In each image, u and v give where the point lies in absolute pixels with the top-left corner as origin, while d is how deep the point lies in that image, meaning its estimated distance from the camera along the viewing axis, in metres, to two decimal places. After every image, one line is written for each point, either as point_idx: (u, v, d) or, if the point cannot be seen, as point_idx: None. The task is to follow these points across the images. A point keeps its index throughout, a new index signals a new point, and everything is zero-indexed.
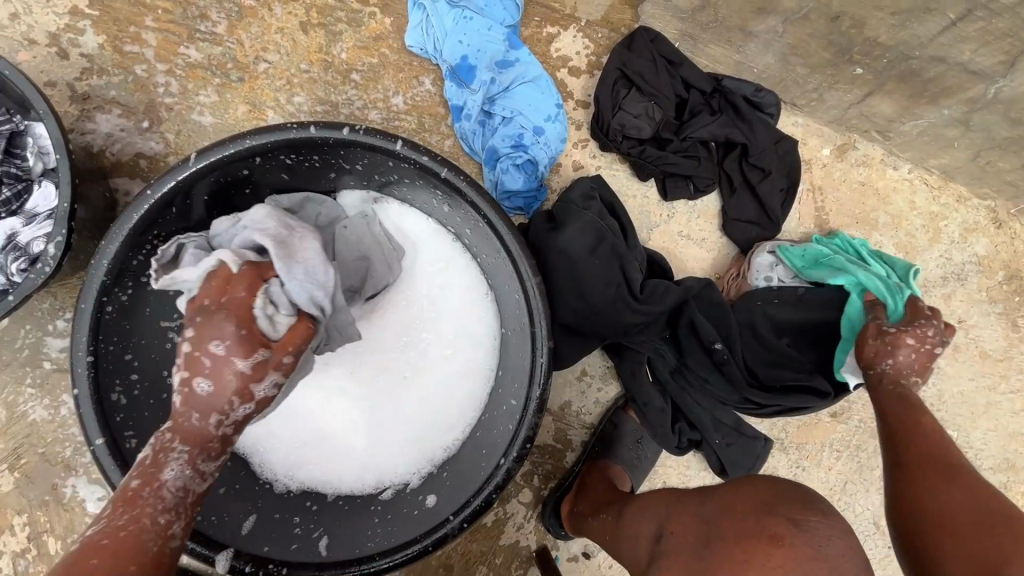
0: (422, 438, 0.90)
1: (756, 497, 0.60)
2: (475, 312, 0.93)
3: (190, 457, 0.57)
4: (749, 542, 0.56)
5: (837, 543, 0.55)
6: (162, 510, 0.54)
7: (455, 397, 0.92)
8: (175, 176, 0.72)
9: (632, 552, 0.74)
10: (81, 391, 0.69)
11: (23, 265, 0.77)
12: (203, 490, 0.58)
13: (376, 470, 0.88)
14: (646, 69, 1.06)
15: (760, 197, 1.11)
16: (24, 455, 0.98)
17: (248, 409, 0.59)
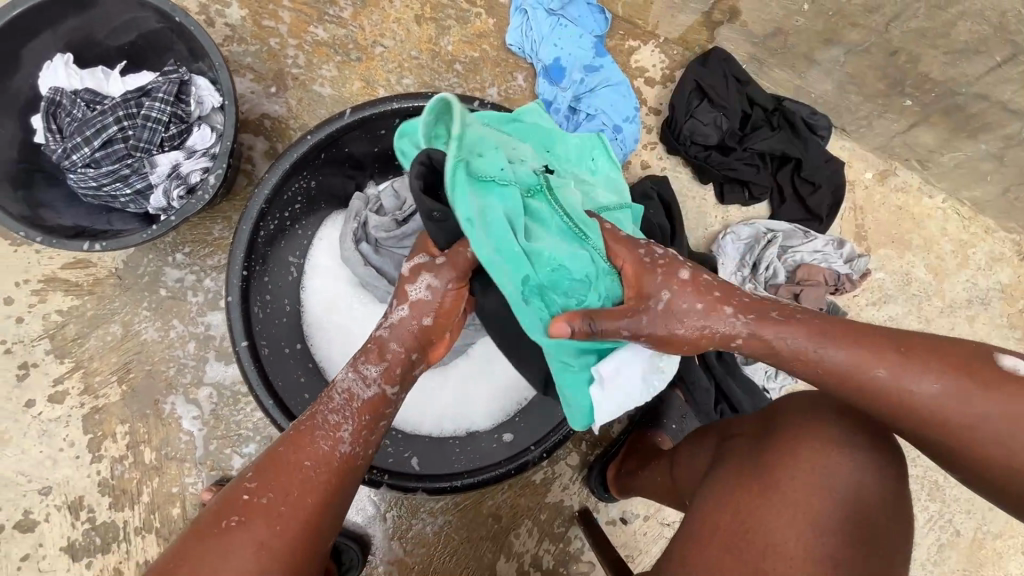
0: (501, 388, 1.00)
1: (803, 398, 0.72)
2: None
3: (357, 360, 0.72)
4: (801, 430, 0.68)
5: (874, 425, 0.67)
6: (332, 411, 0.69)
7: None
8: (331, 126, 0.85)
9: (690, 464, 0.85)
10: (234, 299, 0.80)
11: (182, 192, 0.90)
12: (370, 399, 0.71)
13: (456, 413, 0.99)
14: (718, 84, 1.19)
15: (808, 207, 1.24)
16: (132, 370, 1.08)
17: (398, 313, 0.72)
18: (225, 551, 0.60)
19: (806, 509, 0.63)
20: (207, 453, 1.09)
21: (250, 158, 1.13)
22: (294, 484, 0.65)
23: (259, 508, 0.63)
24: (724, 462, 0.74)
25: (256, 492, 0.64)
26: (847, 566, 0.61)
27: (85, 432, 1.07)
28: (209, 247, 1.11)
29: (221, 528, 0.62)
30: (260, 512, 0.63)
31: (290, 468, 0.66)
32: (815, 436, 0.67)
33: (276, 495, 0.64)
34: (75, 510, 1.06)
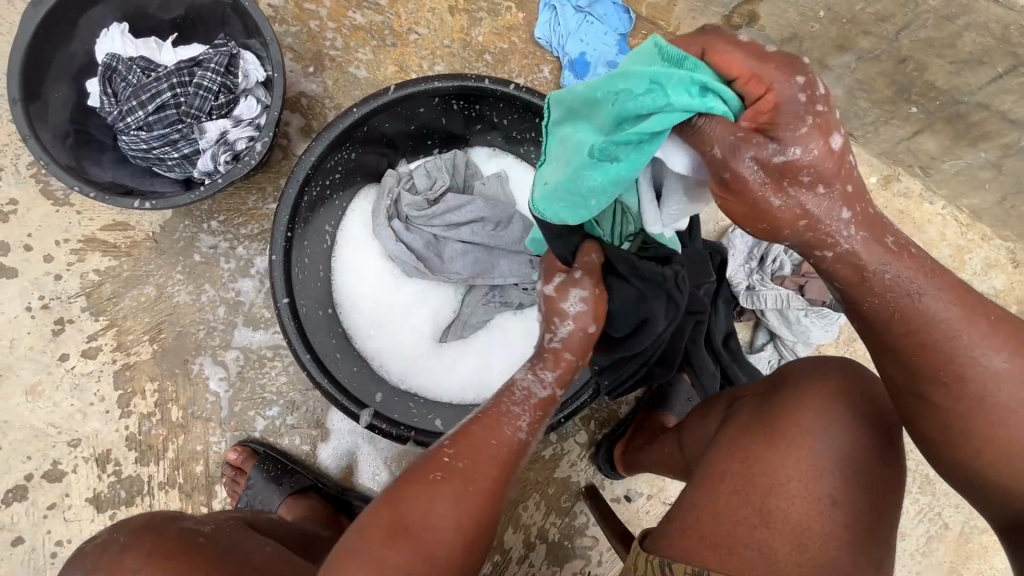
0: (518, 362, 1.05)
1: (808, 362, 0.77)
2: None
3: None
4: (806, 387, 0.73)
5: (871, 385, 0.72)
6: (515, 402, 0.73)
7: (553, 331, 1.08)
8: (376, 101, 0.89)
9: (700, 432, 0.89)
10: (277, 258, 0.84)
11: (228, 158, 0.95)
12: (546, 398, 0.75)
13: (475, 382, 1.03)
14: None
15: None
16: (164, 330, 1.13)
17: (568, 327, 0.75)
18: (426, 510, 0.63)
19: (806, 457, 0.68)
20: (231, 414, 1.13)
21: (286, 133, 1.18)
22: (495, 459, 0.69)
23: (453, 471, 0.66)
24: (734, 420, 0.78)
25: (451, 455, 0.68)
26: (844, 502, 0.67)
27: (115, 388, 1.10)
28: (243, 216, 1.16)
29: (428, 481, 0.65)
30: (453, 473, 0.66)
31: (483, 439, 0.70)
32: (817, 391, 0.72)
33: (473, 463, 0.68)
34: (102, 463, 1.09)
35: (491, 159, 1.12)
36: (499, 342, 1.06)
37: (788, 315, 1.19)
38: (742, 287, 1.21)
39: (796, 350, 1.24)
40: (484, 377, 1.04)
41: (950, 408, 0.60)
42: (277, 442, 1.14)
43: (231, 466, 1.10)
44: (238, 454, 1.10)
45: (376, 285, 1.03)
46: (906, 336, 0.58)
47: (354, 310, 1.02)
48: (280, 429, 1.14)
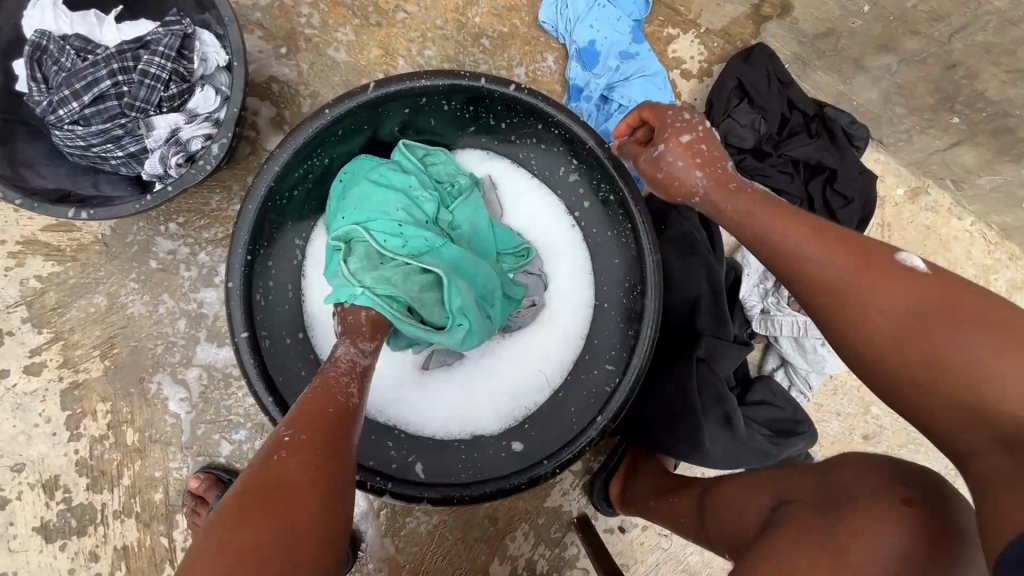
0: (510, 394, 0.96)
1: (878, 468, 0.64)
2: (577, 279, 0.99)
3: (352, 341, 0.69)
4: (875, 506, 0.60)
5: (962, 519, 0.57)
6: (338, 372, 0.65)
7: (549, 359, 0.97)
8: (352, 100, 0.76)
9: (724, 518, 0.78)
10: (234, 286, 0.73)
11: (180, 160, 0.81)
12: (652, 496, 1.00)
13: (464, 419, 0.94)
14: (760, 83, 1.11)
15: (837, 222, 1.18)
16: (117, 344, 1.01)
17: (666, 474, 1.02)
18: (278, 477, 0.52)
19: None
20: (193, 437, 1.03)
21: (254, 124, 1.04)
22: (331, 421, 0.59)
23: (306, 442, 0.56)
24: (781, 530, 0.65)
25: (292, 430, 0.57)
26: None
27: (62, 408, 1.00)
28: (204, 218, 1.03)
29: (282, 451, 0.55)
30: (304, 445, 0.55)
31: (320, 408, 0.60)
32: (891, 519, 0.58)
33: (316, 433, 0.57)
34: (50, 489, 0.99)
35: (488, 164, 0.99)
36: (487, 371, 0.97)
37: (804, 342, 1.10)
38: (755, 309, 1.12)
39: (810, 380, 1.14)
40: (471, 411, 0.94)
41: (870, 352, 0.55)
42: (244, 468, 1.04)
43: (192, 496, 1.00)
44: (200, 482, 1.00)
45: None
46: (830, 311, 0.58)
47: (323, 338, 0.89)
48: (248, 454, 1.04)
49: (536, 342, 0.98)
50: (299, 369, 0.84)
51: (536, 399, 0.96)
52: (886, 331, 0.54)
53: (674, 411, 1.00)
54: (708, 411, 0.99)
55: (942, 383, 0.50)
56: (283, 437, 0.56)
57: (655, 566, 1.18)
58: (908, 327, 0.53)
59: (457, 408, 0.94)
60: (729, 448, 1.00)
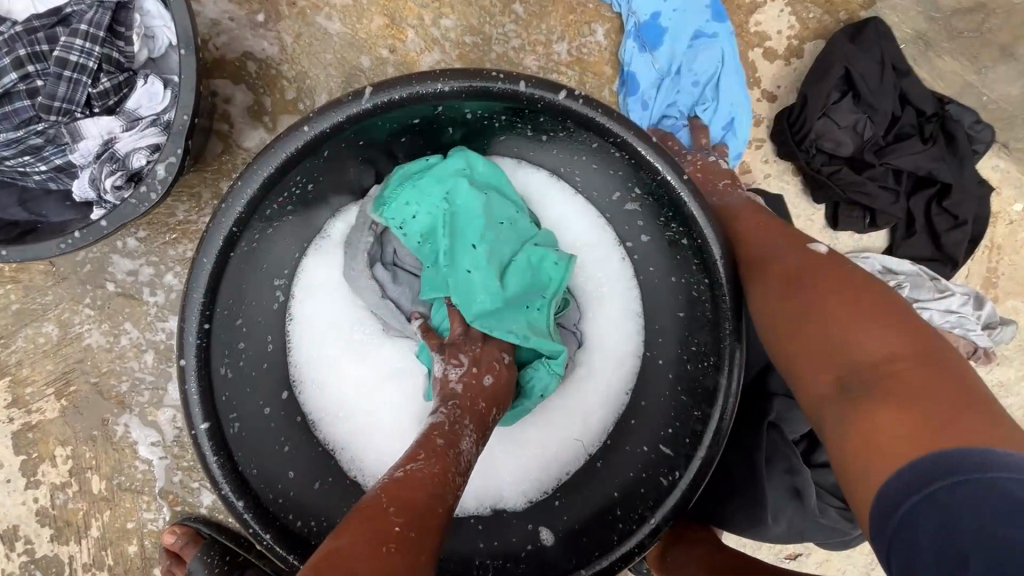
0: (535, 463, 0.79)
1: None
2: (624, 329, 0.80)
3: (478, 442, 0.57)
4: None
5: None
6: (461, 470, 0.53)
7: (587, 425, 0.80)
8: (341, 112, 0.55)
9: None
10: (189, 364, 0.55)
11: (119, 181, 0.62)
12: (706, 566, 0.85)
13: (483, 494, 0.78)
14: (871, 73, 0.87)
15: (941, 246, 0.95)
16: (73, 381, 0.86)
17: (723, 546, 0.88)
18: None
19: None
20: (168, 486, 0.89)
21: (226, 114, 0.83)
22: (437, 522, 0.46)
23: (412, 541, 0.43)
24: None
25: (397, 519, 0.44)
26: None
27: (16, 453, 0.86)
28: (170, 233, 0.84)
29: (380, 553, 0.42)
30: (403, 540, 0.43)
31: (416, 494, 0.48)
32: None
33: (421, 536, 0.44)
34: (10, 540, 0.88)
35: (517, 179, 0.80)
36: (507, 436, 0.81)
37: None
38: None
39: None
40: (489, 486, 0.79)
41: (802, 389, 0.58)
42: (228, 521, 0.91)
43: (168, 553, 0.87)
44: (177, 537, 0.87)
45: (346, 351, 0.74)
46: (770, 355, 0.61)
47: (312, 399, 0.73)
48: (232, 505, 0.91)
49: (568, 400, 0.81)
50: (280, 446, 0.67)
51: (568, 471, 0.79)
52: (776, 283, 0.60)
53: (730, 485, 0.83)
54: (773, 484, 0.81)
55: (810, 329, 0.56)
56: (392, 526, 0.43)
57: None
58: (785, 279, 0.60)
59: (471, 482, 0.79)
60: (795, 525, 0.83)
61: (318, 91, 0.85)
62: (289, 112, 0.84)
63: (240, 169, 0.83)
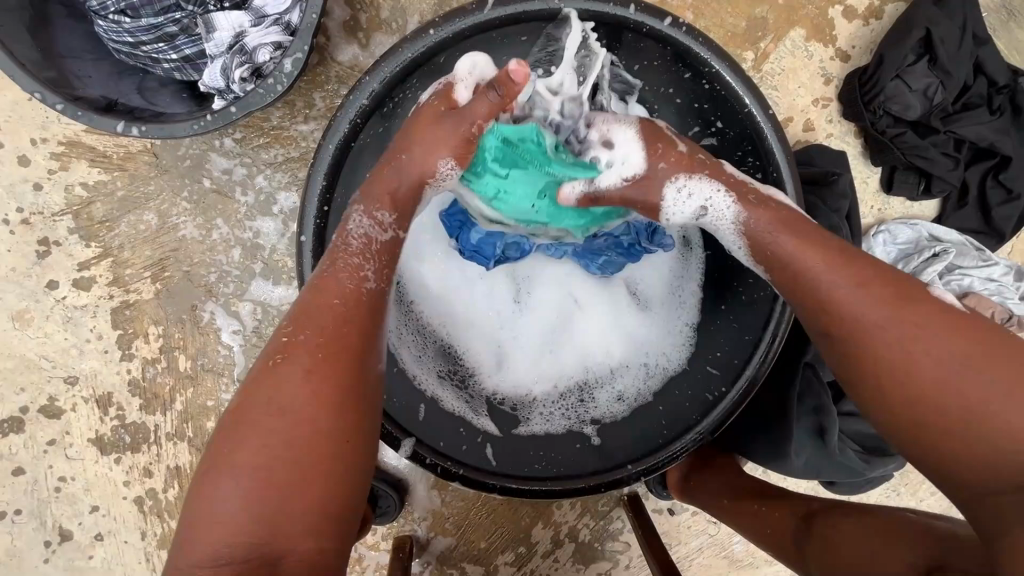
0: (568, 359, 0.85)
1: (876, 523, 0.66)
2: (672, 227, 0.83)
3: (367, 208, 0.61)
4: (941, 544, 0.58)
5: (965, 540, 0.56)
6: (351, 254, 0.58)
7: (617, 335, 0.84)
8: (464, 19, 0.60)
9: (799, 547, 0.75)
10: (308, 241, 0.62)
11: (245, 73, 0.67)
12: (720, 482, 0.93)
13: (503, 376, 0.83)
14: (951, 37, 0.88)
15: (988, 218, 0.99)
16: (168, 268, 0.94)
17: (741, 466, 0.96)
18: (279, 395, 0.50)
19: None
20: (246, 372, 0.98)
21: (325, 27, 0.88)
22: (341, 320, 0.54)
23: (304, 351, 0.52)
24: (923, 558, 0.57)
25: (294, 333, 0.54)
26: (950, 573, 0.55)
27: (114, 327, 0.95)
28: (264, 137, 0.90)
29: (270, 368, 0.52)
30: (295, 351, 0.52)
31: (325, 309, 0.55)
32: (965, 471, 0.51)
33: (317, 334, 0.53)
34: (103, 406, 0.97)
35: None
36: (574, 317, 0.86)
37: None
38: None
39: None
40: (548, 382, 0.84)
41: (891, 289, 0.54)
42: None
43: None
44: None
45: None
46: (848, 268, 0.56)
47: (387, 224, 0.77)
48: None
49: (604, 312, 0.85)
50: None
51: (631, 386, 0.82)
52: (921, 379, 0.50)
53: (762, 419, 0.87)
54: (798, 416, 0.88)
55: (951, 430, 0.49)
56: (287, 343, 0.53)
57: (698, 549, 1.15)
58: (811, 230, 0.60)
59: (513, 352, 0.85)
60: (815, 462, 0.87)
61: (410, 13, 0.88)
62: (382, 30, 0.88)
63: (336, 82, 0.89)
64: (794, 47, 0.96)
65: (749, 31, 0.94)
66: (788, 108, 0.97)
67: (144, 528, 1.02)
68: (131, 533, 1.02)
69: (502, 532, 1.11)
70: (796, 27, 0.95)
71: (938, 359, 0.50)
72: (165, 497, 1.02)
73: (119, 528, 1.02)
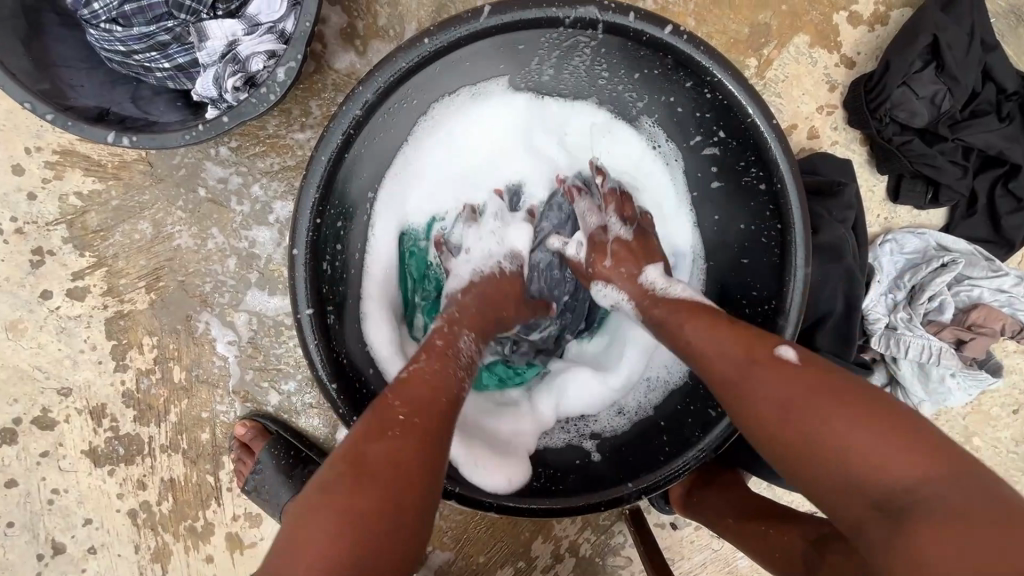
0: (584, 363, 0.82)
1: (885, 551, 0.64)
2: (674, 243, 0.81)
3: (476, 338, 0.66)
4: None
5: None
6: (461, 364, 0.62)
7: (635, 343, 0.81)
8: (460, 28, 0.59)
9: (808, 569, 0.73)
10: (300, 254, 0.61)
11: (238, 82, 0.66)
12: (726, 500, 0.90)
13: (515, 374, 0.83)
14: (959, 43, 0.87)
15: (998, 227, 0.97)
16: (162, 278, 0.92)
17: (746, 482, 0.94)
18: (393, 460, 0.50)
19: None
20: (241, 383, 0.97)
21: (322, 35, 0.87)
22: (437, 405, 0.56)
23: (412, 420, 0.53)
24: None
25: (398, 402, 0.55)
26: None
27: (108, 338, 0.94)
28: (260, 146, 0.89)
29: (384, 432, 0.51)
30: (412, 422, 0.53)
31: (429, 397, 0.56)
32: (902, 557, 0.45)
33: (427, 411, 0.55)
34: (97, 417, 0.96)
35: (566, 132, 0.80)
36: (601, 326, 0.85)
37: (930, 370, 0.93)
38: (879, 323, 0.95)
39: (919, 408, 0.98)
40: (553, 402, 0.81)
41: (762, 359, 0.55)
42: (292, 420, 0.99)
43: (239, 443, 0.96)
44: (247, 430, 0.95)
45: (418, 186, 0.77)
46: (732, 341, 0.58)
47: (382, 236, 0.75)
48: (297, 407, 0.99)
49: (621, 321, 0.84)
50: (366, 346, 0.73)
51: (631, 402, 0.80)
52: (809, 447, 0.49)
53: None
54: None
55: (855, 512, 0.46)
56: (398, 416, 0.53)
57: (702, 564, 1.13)
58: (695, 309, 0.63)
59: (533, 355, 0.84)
60: None
61: (407, 20, 0.87)
62: (379, 38, 0.87)
63: (333, 90, 0.88)
64: (798, 53, 0.94)
65: (752, 38, 0.93)
66: (792, 116, 0.96)
67: (138, 541, 1.00)
68: (124, 546, 1.00)
69: (500, 547, 1.09)
70: (800, 33, 0.94)
71: (812, 425, 0.49)
72: (159, 509, 1.00)
73: (111, 541, 1.00)
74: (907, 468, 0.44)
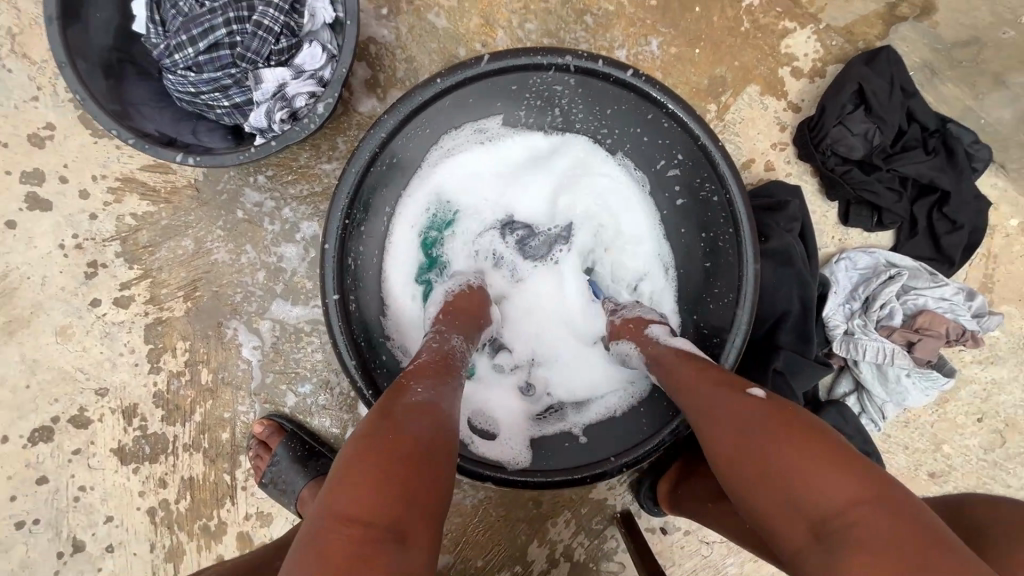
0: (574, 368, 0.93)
1: None
2: (649, 255, 0.95)
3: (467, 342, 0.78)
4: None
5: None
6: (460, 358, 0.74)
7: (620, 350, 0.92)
8: (465, 71, 0.74)
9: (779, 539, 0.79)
10: (331, 248, 0.73)
11: (284, 116, 0.82)
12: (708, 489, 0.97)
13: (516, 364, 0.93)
14: (882, 91, 1.03)
15: (938, 246, 1.09)
16: (199, 288, 1.05)
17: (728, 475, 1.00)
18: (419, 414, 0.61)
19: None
20: (262, 385, 1.06)
21: (349, 84, 1.04)
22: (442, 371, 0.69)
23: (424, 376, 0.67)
24: None
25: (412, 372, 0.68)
26: None
27: (145, 342, 1.04)
28: (292, 174, 1.04)
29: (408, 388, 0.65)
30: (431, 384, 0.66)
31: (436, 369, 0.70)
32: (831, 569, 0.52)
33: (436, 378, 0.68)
34: (128, 416, 1.05)
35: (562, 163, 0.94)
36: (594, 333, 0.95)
37: (887, 371, 1.03)
38: (839, 330, 1.05)
39: (885, 410, 1.07)
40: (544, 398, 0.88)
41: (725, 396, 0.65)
42: (306, 421, 1.07)
43: (257, 440, 1.04)
44: (264, 427, 1.04)
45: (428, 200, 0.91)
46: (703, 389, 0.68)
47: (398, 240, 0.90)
48: (310, 408, 1.08)
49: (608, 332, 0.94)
50: (380, 337, 0.84)
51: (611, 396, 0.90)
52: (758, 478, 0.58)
53: None
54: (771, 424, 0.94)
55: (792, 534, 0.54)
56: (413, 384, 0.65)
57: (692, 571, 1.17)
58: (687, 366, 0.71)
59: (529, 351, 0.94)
60: None
61: (421, 73, 1.05)
62: (397, 87, 1.05)
63: (356, 129, 1.04)
64: (751, 100, 1.11)
65: (710, 87, 1.10)
66: (749, 151, 1.11)
67: (154, 539, 1.06)
68: (141, 544, 1.06)
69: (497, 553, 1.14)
70: (751, 84, 1.11)
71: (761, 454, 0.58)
72: (176, 508, 1.07)
73: (129, 539, 1.06)
74: (842, 497, 0.52)
